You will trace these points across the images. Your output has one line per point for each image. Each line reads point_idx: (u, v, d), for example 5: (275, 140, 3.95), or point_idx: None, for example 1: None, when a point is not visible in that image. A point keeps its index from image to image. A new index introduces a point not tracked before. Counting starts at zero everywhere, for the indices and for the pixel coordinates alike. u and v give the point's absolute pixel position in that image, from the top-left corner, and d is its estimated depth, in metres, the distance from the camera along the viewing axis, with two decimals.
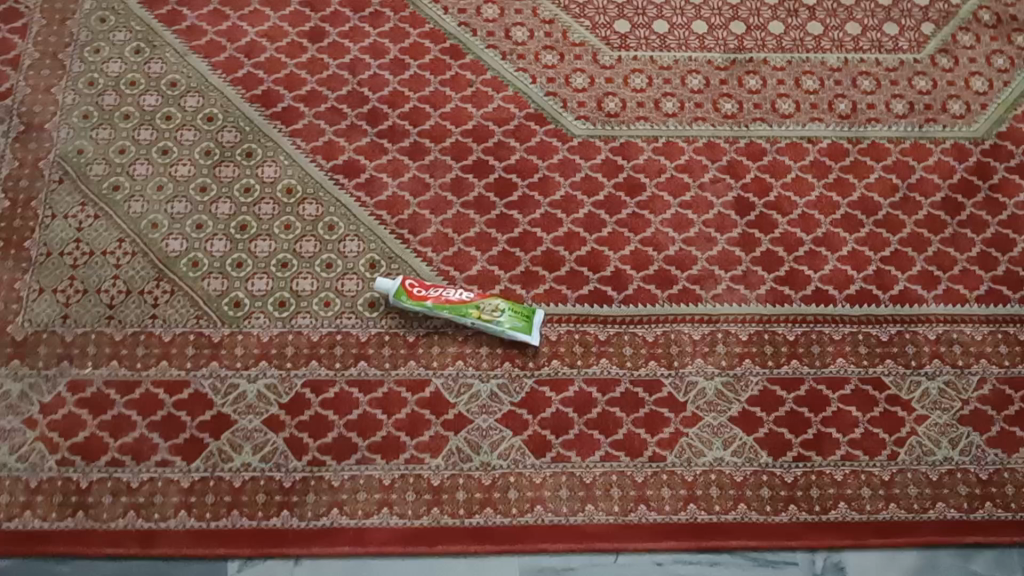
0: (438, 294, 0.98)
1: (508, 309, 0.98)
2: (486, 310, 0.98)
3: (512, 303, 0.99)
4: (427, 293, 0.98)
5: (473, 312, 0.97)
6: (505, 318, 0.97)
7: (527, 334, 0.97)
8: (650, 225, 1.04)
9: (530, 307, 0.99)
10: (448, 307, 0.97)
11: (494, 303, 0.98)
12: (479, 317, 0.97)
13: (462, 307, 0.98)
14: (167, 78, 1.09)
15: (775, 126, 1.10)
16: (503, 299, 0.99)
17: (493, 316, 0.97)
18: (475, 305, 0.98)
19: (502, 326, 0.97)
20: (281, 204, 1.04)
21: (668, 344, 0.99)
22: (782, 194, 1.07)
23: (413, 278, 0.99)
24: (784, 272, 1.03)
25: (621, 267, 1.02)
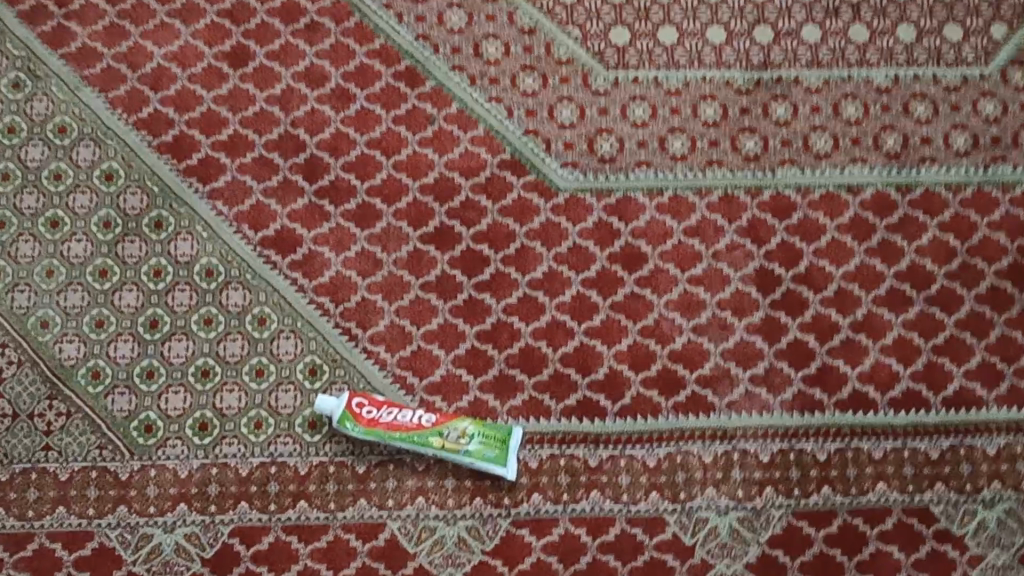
0: (393, 417, 0.80)
1: (477, 433, 0.80)
2: (451, 436, 0.80)
3: (482, 424, 0.81)
4: (379, 417, 0.80)
5: (434, 440, 0.80)
6: (475, 446, 0.80)
7: (502, 466, 0.80)
8: (652, 310, 0.86)
9: (506, 425, 0.82)
10: (404, 436, 0.80)
11: (460, 427, 0.81)
12: (442, 445, 0.80)
13: (422, 434, 0.80)
14: (54, 120, 0.88)
15: (807, 171, 0.90)
16: (471, 419, 0.81)
17: (459, 444, 0.80)
18: (437, 431, 0.80)
19: (471, 457, 0.80)
20: (199, 291, 0.84)
21: (672, 470, 0.82)
22: (814, 263, 0.87)
23: (362, 394, 0.81)
24: (814, 370, 0.85)
25: (616, 367, 0.84)
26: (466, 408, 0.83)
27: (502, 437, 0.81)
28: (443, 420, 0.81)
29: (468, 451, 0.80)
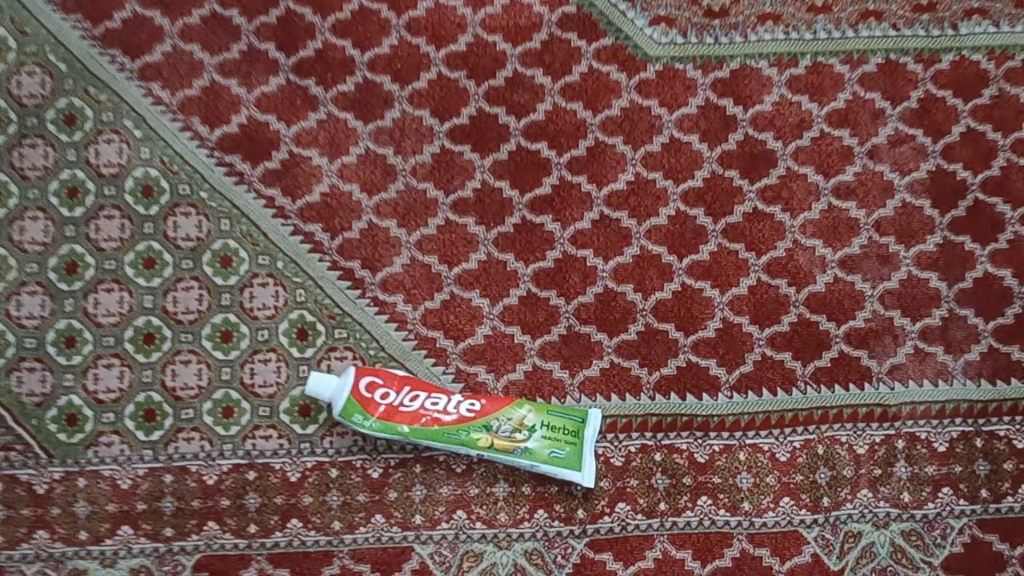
0: (419, 404, 0.56)
1: (540, 425, 0.56)
2: (503, 429, 0.56)
3: (545, 410, 0.57)
4: (398, 405, 0.56)
5: (478, 437, 0.56)
6: (536, 443, 0.56)
7: (576, 470, 0.56)
8: (783, 236, 0.60)
9: (580, 409, 0.57)
10: (436, 431, 0.56)
11: (514, 415, 0.56)
12: (491, 443, 0.56)
13: (461, 428, 0.56)
14: None
15: (1003, 27, 0.62)
16: (529, 403, 0.57)
17: (515, 441, 0.56)
18: (481, 423, 0.56)
19: (532, 459, 0.56)
20: (134, 217, 0.59)
21: (812, 467, 0.58)
22: (1012, 162, 0.61)
23: (374, 370, 0.57)
24: (1011, 320, 0.60)
25: (733, 318, 0.59)
26: (520, 382, 0.58)
27: (574, 429, 0.57)
28: (491, 407, 0.57)
29: (528, 450, 0.56)
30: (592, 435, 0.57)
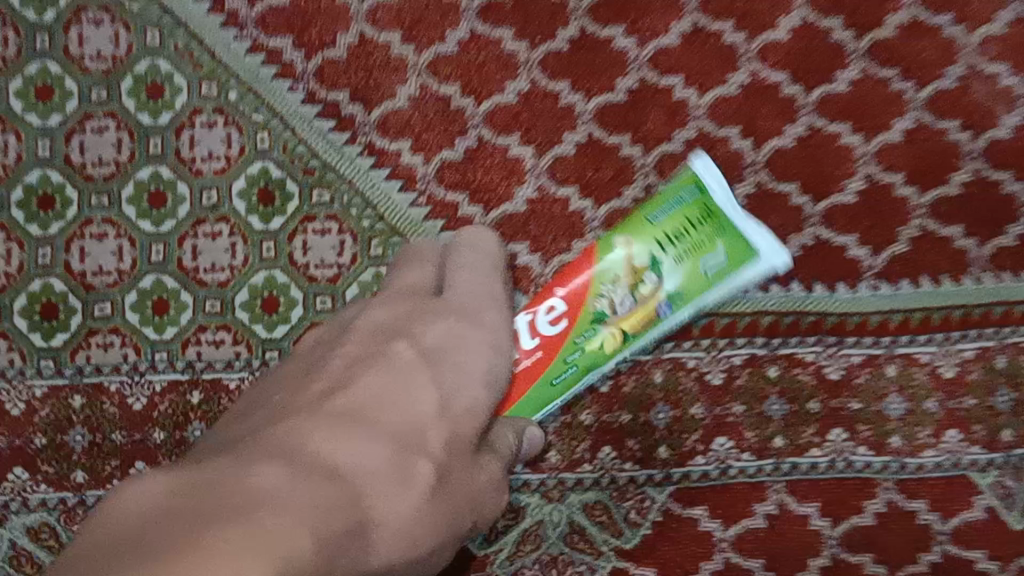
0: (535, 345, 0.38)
1: (659, 244, 0.38)
2: (618, 303, 0.38)
3: (646, 225, 0.38)
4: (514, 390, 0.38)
5: (598, 342, 0.38)
6: (671, 287, 0.37)
7: (755, 255, 0.38)
8: (961, 56, 0.41)
9: (687, 180, 0.38)
10: (560, 364, 0.38)
11: (609, 265, 0.38)
12: (624, 333, 0.38)
13: (575, 342, 0.38)
14: None
15: None
16: (614, 236, 0.38)
17: (649, 298, 0.38)
18: (591, 319, 0.38)
19: (689, 296, 0.38)
20: (19, 27, 0.41)
21: (990, 388, 0.41)
22: None
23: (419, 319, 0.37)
24: None
25: (882, 177, 0.41)
26: None
27: (701, 207, 0.38)
28: (580, 286, 0.38)
29: (674, 296, 0.38)
30: (710, 185, 0.38)
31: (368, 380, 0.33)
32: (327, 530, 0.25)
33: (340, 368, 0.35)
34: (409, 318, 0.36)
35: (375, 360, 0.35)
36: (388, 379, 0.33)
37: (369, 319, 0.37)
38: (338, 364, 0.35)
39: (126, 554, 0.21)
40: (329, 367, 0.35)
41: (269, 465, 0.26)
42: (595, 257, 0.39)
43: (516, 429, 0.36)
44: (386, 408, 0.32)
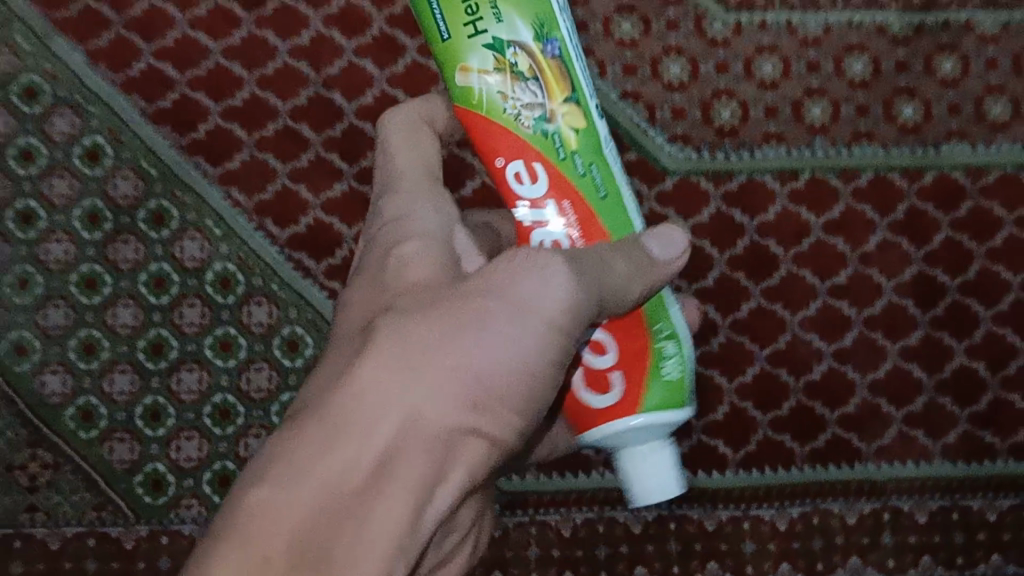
0: (531, 178, 0.50)
1: (469, 23, 0.47)
2: (523, 91, 0.48)
3: (457, 44, 0.47)
4: (554, 225, 0.50)
5: (572, 135, 0.49)
6: (532, 36, 0.47)
7: None
8: (786, 330, 0.68)
9: (457, 45, 0.47)
10: (566, 163, 0.49)
11: (489, 87, 0.48)
12: (543, 69, 0.48)
13: (568, 154, 0.49)
14: (20, 82, 0.68)
15: (981, 147, 0.69)
16: (453, 76, 0.48)
17: (536, 52, 0.48)
18: (541, 139, 0.49)
19: (551, 25, 0.48)
20: (213, 306, 0.69)
21: (808, 535, 0.68)
22: (987, 267, 0.69)
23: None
24: (985, 406, 0.68)
25: (739, 403, 0.68)
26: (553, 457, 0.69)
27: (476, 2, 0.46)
28: (510, 135, 0.49)
29: (551, 38, 0.48)
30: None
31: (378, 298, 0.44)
32: (455, 387, 0.39)
33: (343, 347, 0.43)
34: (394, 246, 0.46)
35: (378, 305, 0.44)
36: (411, 298, 0.42)
37: (376, 293, 0.45)
38: (360, 311, 0.44)
39: (338, 520, 0.36)
40: (356, 319, 0.44)
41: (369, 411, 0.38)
42: (477, 110, 0.49)
43: (635, 241, 0.49)
44: (419, 246, 0.45)
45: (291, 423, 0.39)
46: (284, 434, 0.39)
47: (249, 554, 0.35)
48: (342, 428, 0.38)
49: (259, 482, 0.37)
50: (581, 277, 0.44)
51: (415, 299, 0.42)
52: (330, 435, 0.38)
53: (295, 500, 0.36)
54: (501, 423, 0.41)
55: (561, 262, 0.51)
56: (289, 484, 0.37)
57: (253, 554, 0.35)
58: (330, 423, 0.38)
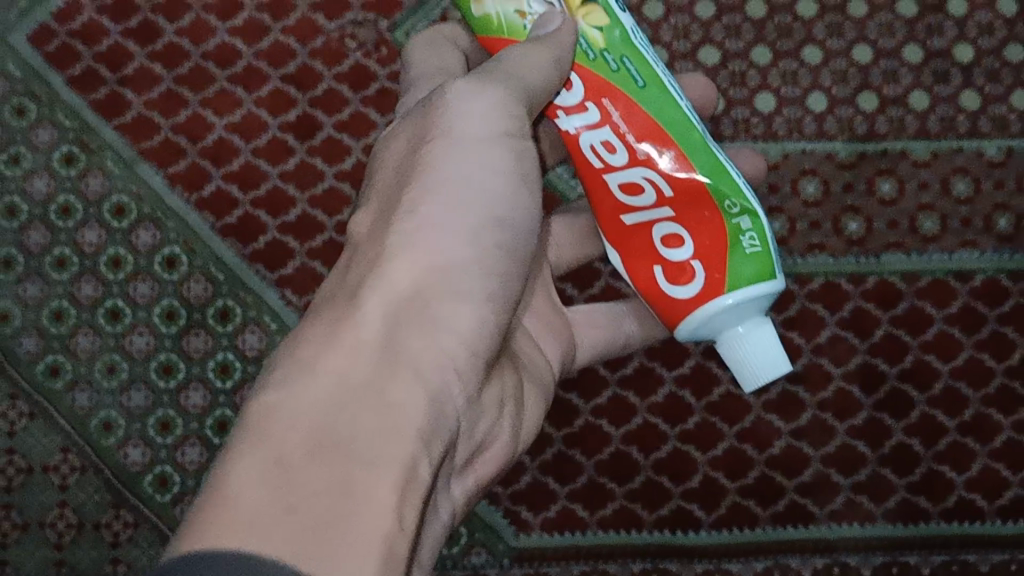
0: (602, 126, 0.60)
1: None
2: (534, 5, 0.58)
3: None
4: (639, 154, 0.59)
5: (600, 36, 0.58)
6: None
7: None
8: (751, 411, 0.81)
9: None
10: (627, 88, 0.58)
11: (506, 11, 0.58)
12: None
13: (597, 53, 0.58)
14: (111, 200, 0.84)
15: (915, 255, 0.83)
16: (468, 8, 0.59)
17: None
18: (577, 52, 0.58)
19: None
20: None
21: None
22: (921, 359, 0.81)
23: (618, 204, 0.63)
24: (918, 476, 0.81)
25: (711, 473, 0.81)
26: (554, 517, 0.82)
27: None
28: (596, 78, 0.59)
29: None
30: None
31: (391, 202, 0.53)
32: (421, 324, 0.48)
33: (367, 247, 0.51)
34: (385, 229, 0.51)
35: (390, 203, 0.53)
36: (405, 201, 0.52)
37: (386, 201, 0.53)
38: (379, 213, 0.53)
39: (332, 448, 0.40)
40: (374, 221, 0.53)
41: (349, 319, 0.47)
42: (499, 32, 0.60)
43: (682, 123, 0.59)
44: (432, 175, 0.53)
45: (283, 350, 0.46)
46: (274, 366, 0.45)
47: (263, 453, 0.39)
48: (328, 335, 0.46)
49: (263, 392, 0.43)
50: (508, 105, 0.54)
51: (378, 226, 0.52)
52: (320, 345, 0.45)
53: (296, 399, 0.42)
54: (467, 287, 0.50)
55: (639, 187, 0.61)
56: (288, 387, 0.43)
57: (266, 450, 0.39)
58: (316, 342, 0.46)
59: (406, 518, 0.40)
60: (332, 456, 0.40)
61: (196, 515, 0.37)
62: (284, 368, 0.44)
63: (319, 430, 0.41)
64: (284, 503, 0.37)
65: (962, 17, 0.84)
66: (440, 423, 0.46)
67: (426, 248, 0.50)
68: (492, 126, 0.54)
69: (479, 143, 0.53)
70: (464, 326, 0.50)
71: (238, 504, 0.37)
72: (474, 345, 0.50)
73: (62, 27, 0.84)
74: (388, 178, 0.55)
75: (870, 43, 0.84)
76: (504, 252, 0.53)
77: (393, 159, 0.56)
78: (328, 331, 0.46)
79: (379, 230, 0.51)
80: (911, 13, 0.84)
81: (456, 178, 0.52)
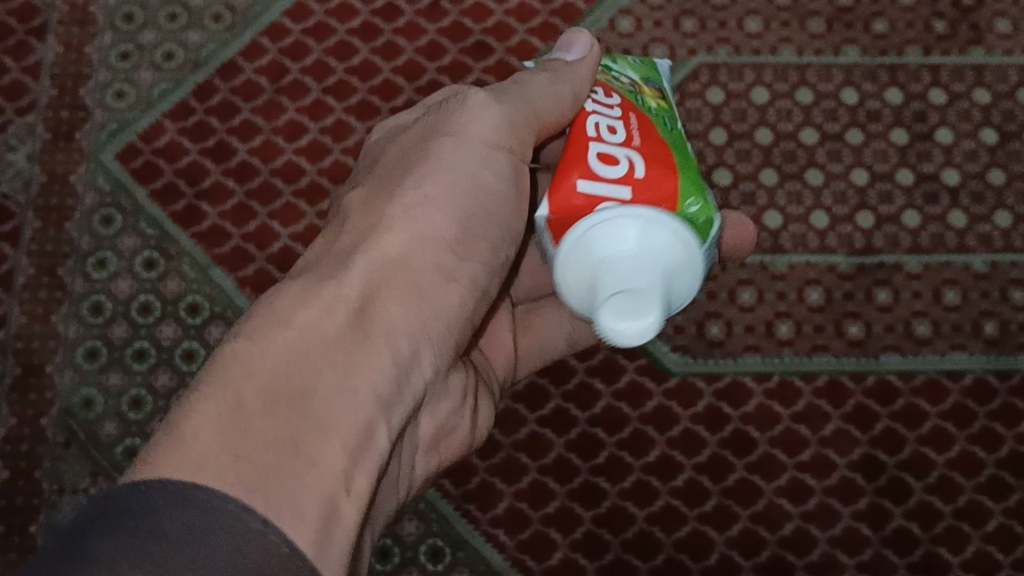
0: (613, 117, 0.58)
1: None
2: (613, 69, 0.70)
3: None
4: (634, 142, 0.56)
5: (652, 101, 0.62)
6: (639, 77, 0.66)
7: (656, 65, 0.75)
8: (761, 495, 0.89)
9: None
10: (656, 118, 0.59)
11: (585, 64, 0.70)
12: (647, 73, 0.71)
13: (640, 100, 0.61)
14: (186, 300, 0.94)
15: (909, 356, 0.91)
16: None
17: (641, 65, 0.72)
18: (629, 92, 0.62)
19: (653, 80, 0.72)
20: None
21: None
22: (918, 450, 0.89)
23: (581, 169, 0.55)
24: (918, 556, 0.88)
25: (727, 552, 0.88)
26: None
27: None
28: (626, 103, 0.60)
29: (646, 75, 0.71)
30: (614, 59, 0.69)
31: (385, 176, 0.59)
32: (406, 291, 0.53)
33: (358, 209, 0.57)
34: (375, 202, 0.56)
35: (383, 181, 0.58)
36: (394, 178, 0.58)
37: (382, 174, 0.59)
38: (372, 182, 0.59)
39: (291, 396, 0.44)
40: (368, 187, 0.59)
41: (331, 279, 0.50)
42: None
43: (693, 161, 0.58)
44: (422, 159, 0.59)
45: (265, 297, 0.50)
46: (256, 310, 0.49)
47: (230, 394, 0.43)
48: (314, 288, 0.50)
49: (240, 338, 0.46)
50: (506, 127, 0.60)
51: (371, 199, 0.57)
52: (300, 297, 0.49)
53: (269, 346, 0.46)
54: (449, 263, 0.55)
55: (616, 159, 0.55)
56: (264, 334, 0.46)
57: (230, 397, 0.43)
58: (299, 292, 0.49)
59: (355, 480, 0.44)
60: (290, 410, 0.43)
61: (161, 446, 0.41)
62: (261, 317, 0.48)
63: (293, 378, 0.45)
64: (235, 447, 0.41)
65: (949, 146, 0.96)
66: (404, 388, 0.50)
67: (415, 223, 0.55)
68: (486, 135, 0.59)
69: (476, 146, 0.59)
70: (448, 301, 0.55)
71: (192, 442, 0.41)
72: (451, 325, 0.55)
73: (147, 146, 0.97)
74: (388, 164, 0.60)
75: (865, 167, 0.95)
76: (487, 244, 0.59)
77: (400, 145, 0.61)
78: (310, 282, 0.50)
79: (374, 204, 0.56)
80: (901, 142, 0.96)
81: (450, 172, 0.58)
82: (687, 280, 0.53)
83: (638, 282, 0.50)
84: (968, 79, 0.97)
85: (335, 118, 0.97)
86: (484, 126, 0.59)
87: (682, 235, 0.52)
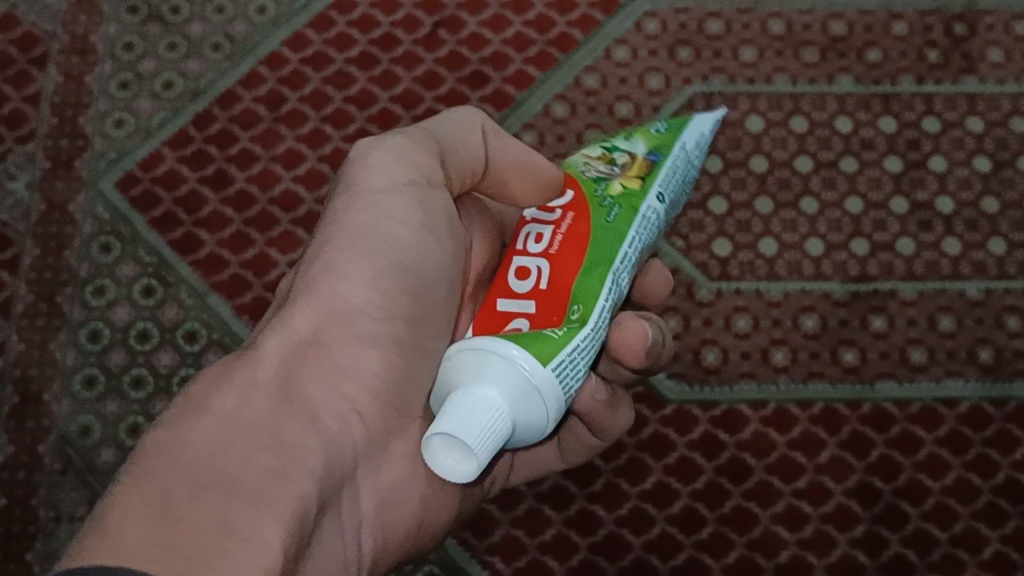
0: (548, 224, 0.58)
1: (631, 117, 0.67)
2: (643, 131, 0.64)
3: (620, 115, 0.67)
4: (549, 249, 0.56)
5: (618, 188, 0.59)
6: (643, 149, 0.62)
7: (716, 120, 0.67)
8: (758, 523, 0.89)
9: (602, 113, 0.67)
10: (593, 216, 0.57)
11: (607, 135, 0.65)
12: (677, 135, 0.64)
13: (601, 193, 0.59)
14: (184, 327, 0.94)
15: (905, 384, 0.92)
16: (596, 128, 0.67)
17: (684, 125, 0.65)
18: (594, 181, 0.60)
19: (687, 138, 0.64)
20: None
21: None
22: (914, 477, 0.89)
23: (498, 290, 0.56)
24: None
25: None
26: None
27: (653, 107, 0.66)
28: (576, 203, 0.58)
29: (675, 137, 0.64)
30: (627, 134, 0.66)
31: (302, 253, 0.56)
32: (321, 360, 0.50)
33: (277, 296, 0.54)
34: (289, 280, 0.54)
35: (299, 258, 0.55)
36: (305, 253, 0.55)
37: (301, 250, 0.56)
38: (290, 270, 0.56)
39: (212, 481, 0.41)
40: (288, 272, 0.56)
41: (241, 365, 0.48)
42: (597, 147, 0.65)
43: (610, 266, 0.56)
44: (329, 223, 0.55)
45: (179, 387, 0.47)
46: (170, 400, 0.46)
47: (149, 483, 0.40)
48: (226, 374, 0.47)
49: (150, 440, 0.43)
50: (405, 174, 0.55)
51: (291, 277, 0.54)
52: (212, 385, 0.47)
53: (186, 435, 0.43)
54: (367, 329, 0.53)
55: (526, 271, 0.56)
56: (179, 423, 0.44)
57: (149, 487, 0.40)
58: (211, 381, 0.47)
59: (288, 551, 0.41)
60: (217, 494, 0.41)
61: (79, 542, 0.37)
62: (175, 407, 0.45)
63: (205, 465, 0.42)
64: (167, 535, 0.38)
65: (943, 173, 0.97)
66: (331, 463, 0.49)
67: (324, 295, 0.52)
68: (390, 189, 0.55)
69: (380, 205, 0.54)
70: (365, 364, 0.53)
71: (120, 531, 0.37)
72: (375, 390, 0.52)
73: (146, 174, 0.98)
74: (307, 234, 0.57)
75: (860, 195, 0.96)
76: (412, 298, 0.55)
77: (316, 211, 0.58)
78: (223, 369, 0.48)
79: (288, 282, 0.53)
80: (895, 170, 0.97)
81: (356, 236, 0.53)
82: (523, 402, 0.48)
83: (447, 427, 0.46)
84: (961, 107, 0.98)
85: (333, 147, 0.98)
86: (384, 176, 0.55)
87: (512, 373, 0.48)
